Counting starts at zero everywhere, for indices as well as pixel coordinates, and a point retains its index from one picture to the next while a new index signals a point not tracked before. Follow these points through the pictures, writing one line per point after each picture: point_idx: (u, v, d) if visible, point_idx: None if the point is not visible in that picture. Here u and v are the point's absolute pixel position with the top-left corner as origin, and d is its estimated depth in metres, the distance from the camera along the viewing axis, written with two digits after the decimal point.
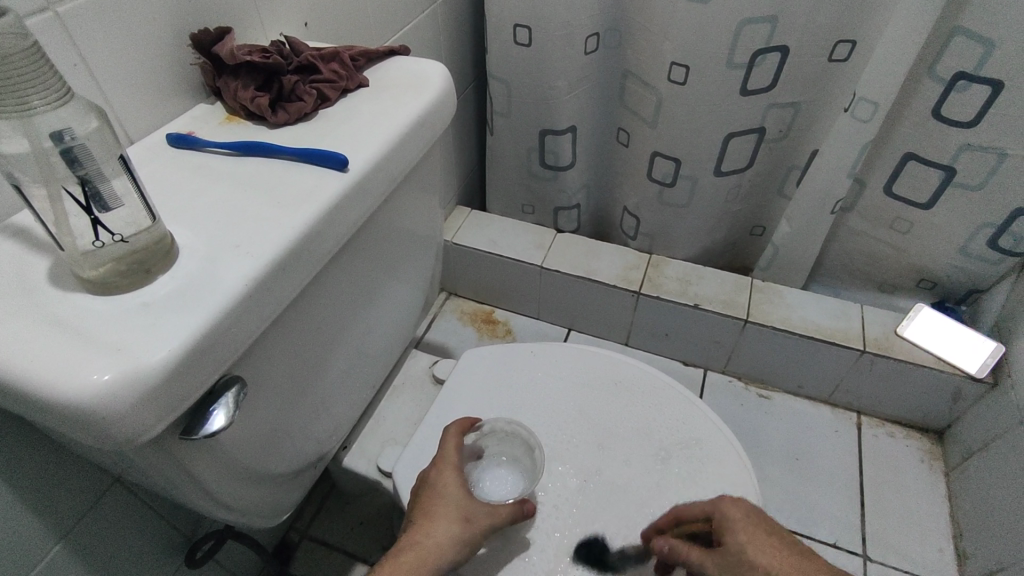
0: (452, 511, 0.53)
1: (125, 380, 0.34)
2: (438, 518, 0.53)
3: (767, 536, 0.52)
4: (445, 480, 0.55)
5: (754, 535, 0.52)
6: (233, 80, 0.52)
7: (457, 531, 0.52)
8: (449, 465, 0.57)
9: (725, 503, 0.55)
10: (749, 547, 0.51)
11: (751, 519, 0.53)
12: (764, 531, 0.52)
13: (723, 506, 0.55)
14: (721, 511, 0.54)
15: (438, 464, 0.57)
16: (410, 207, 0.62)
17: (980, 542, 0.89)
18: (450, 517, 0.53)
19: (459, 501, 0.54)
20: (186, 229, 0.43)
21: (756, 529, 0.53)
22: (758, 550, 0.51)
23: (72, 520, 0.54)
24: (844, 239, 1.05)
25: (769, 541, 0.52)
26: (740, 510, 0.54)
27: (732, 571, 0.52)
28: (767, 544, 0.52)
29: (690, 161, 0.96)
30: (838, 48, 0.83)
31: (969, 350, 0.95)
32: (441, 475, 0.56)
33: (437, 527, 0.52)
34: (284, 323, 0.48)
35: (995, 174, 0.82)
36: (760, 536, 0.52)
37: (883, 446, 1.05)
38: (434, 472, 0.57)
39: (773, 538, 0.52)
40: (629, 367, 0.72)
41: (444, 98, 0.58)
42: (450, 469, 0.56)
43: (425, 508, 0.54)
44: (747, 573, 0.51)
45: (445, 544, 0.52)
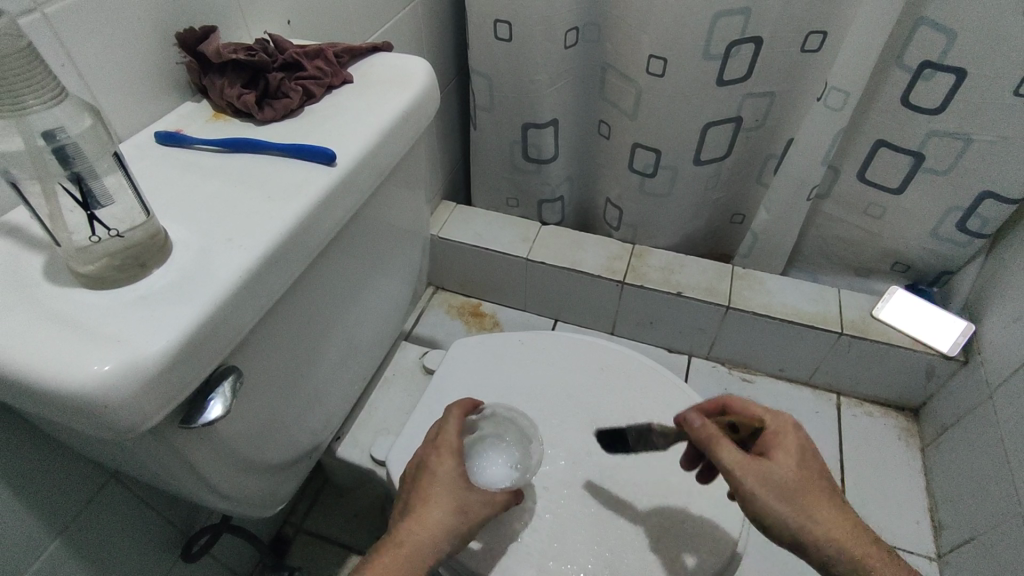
0: (448, 504, 0.53)
1: (127, 370, 0.35)
2: (436, 509, 0.53)
3: (808, 471, 0.55)
4: (443, 468, 0.56)
5: (799, 467, 0.55)
6: (219, 78, 0.53)
7: (453, 523, 0.53)
8: (448, 451, 0.57)
9: (783, 426, 0.57)
10: (792, 473, 0.54)
11: (798, 452, 0.56)
12: (807, 466, 0.55)
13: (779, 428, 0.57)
14: (775, 429, 0.57)
15: (437, 450, 0.57)
16: (397, 201, 0.63)
17: (955, 513, 0.93)
18: (446, 509, 0.53)
19: (456, 492, 0.54)
20: (179, 224, 0.44)
21: (801, 463, 0.55)
22: (800, 480, 0.54)
23: (70, 515, 0.55)
24: (820, 225, 1.08)
25: (810, 474, 0.55)
26: (794, 438, 0.57)
27: (773, 485, 0.53)
28: (809, 479, 0.54)
29: (670, 151, 0.98)
30: (810, 39, 0.85)
31: (941, 329, 0.98)
32: (440, 462, 0.56)
33: (434, 520, 0.52)
34: (278, 315, 0.49)
35: (961, 159, 0.85)
36: (804, 469, 0.55)
37: (862, 425, 1.09)
38: (434, 457, 0.57)
39: (813, 475, 0.55)
40: (614, 353, 0.74)
41: (428, 93, 0.59)
42: (449, 456, 0.56)
43: (422, 498, 0.54)
44: (787, 491, 0.53)
45: (439, 537, 0.52)
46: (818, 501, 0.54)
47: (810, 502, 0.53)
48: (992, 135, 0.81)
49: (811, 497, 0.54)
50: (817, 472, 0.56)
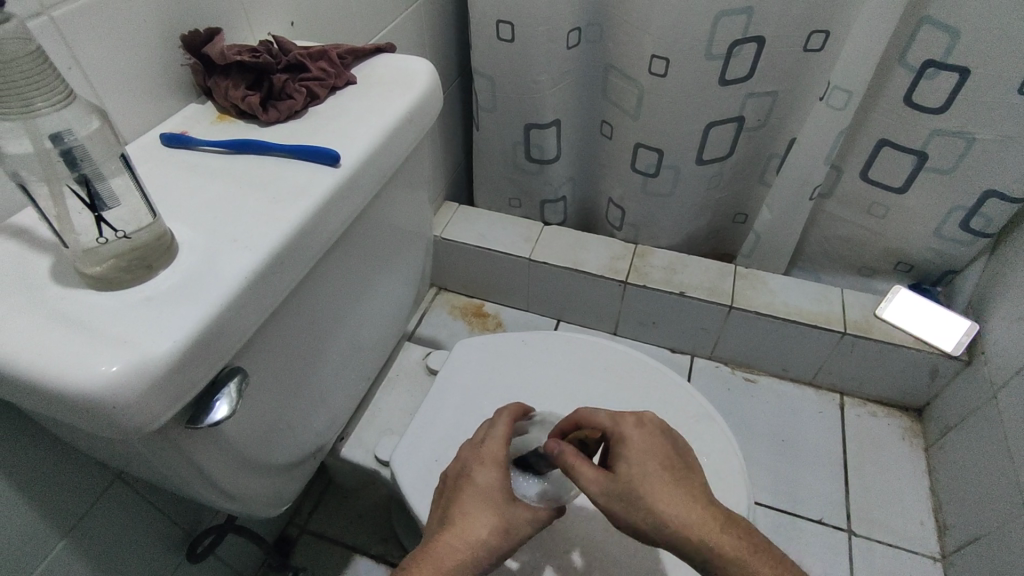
0: (491, 518, 0.51)
1: (134, 370, 0.35)
2: (477, 522, 0.51)
3: (660, 469, 0.51)
4: (486, 479, 0.54)
5: (649, 466, 0.51)
6: (223, 79, 0.53)
7: (493, 540, 0.51)
8: (493, 462, 0.55)
9: (629, 426, 0.53)
10: (641, 478, 0.50)
11: (651, 448, 0.52)
12: (658, 463, 0.51)
13: (627, 429, 0.53)
14: (622, 431, 0.53)
15: (482, 460, 0.55)
16: (400, 202, 0.64)
17: (959, 513, 0.92)
18: (486, 525, 0.51)
19: (498, 507, 0.52)
20: (185, 225, 0.44)
21: (653, 460, 0.51)
22: (651, 483, 0.50)
23: (76, 516, 0.55)
24: (823, 225, 1.08)
25: (663, 474, 0.51)
26: (643, 436, 0.53)
27: (619, 496, 0.50)
28: (662, 478, 0.50)
29: (673, 151, 0.98)
30: (812, 38, 0.85)
31: (945, 329, 0.98)
32: (484, 473, 0.54)
33: (475, 533, 0.51)
34: (283, 316, 0.49)
35: (964, 158, 0.85)
36: (655, 467, 0.51)
37: (866, 425, 1.08)
38: (478, 468, 0.55)
39: (667, 471, 0.51)
40: (617, 353, 0.74)
41: (430, 93, 0.59)
42: (494, 467, 0.54)
43: (463, 509, 0.52)
44: (635, 500, 0.49)
45: (479, 553, 0.50)
46: (671, 501, 0.49)
47: (671, 509, 0.49)
48: (995, 134, 0.81)
49: (670, 504, 0.49)
50: (676, 467, 0.52)
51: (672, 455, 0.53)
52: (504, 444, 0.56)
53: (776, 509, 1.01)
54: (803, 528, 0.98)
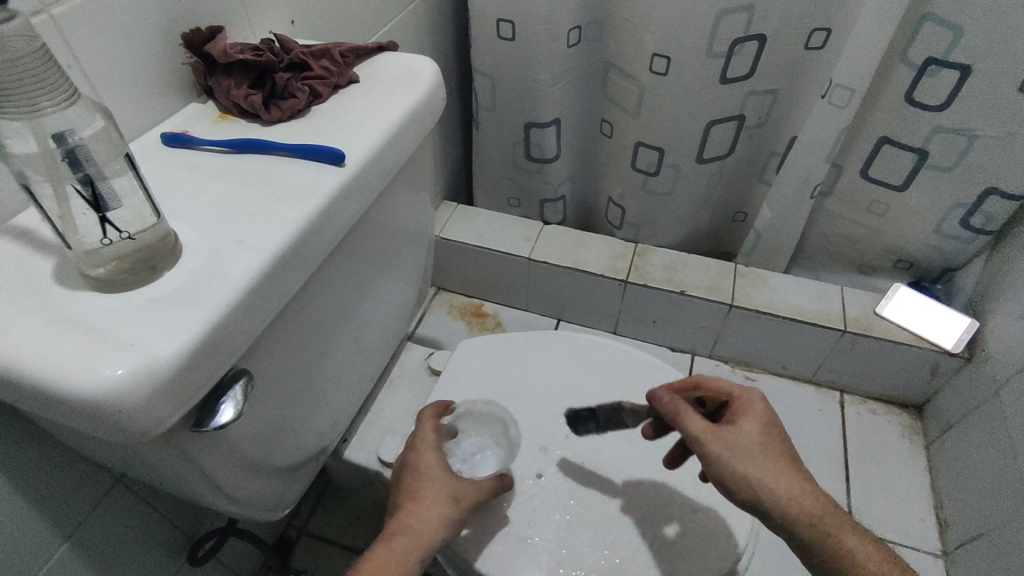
0: (439, 492, 0.53)
1: (141, 373, 0.34)
2: (428, 500, 0.53)
3: (766, 433, 0.56)
4: (425, 461, 0.55)
5: (760, 429, 0.56)
6: (225, 78, 0.53)
7: (446, 511, 0.53)
8: (426, 444, 0.57)
9: (751, 393, 0.59)
10: (752, 434, 0.56)
11: (763, 417, 0.57)
12: (766, 429, 0.56)
13: (750, 395, 0.59)
14: (746, 396, 0.59)
15: (417, 445, 0.57)
16: (403, 201, 0.63)
17: (960, 510, 0.93)
18: (436, 498, 0.53)
19: (444, 481, 0.54)
20: (189, 226, 0.43)
21: (764, 426, 0.57)
22: (754, 440, 0.55)
23: (75, 521, 0.54)
24: (823, 223, 1.08)
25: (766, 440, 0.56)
26: (760, 406, 0.58)
27: (723, 442, 0.55)
28: (765, 441, 0.56)
29: (674, 149, 0.98)
30: (813, 37, 0.85)
31: (945, 326, 0.98)
32: (422, 455, 0.56)
33: (426, 509, 0.52)
34: (288, 317, 0.49)
35: (964, 156, 0.86)
36: (764, 432, 0.56)
37: (866, 423, 1.09)
38: (415, 453, 0.56)
39: (771, 438, 0.56)
40: (620, 352, 0.73)
41: (433, 91, 0.59)
42: (429, 448, 0.56)
43: (411, 491, 0.54)
44: (736, 449, 0.55)
45: (437, 526, 0.52)
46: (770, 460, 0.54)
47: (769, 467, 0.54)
48: (996, 131, 0.81)
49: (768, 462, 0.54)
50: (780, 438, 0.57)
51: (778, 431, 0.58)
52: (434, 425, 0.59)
53: None
54: None
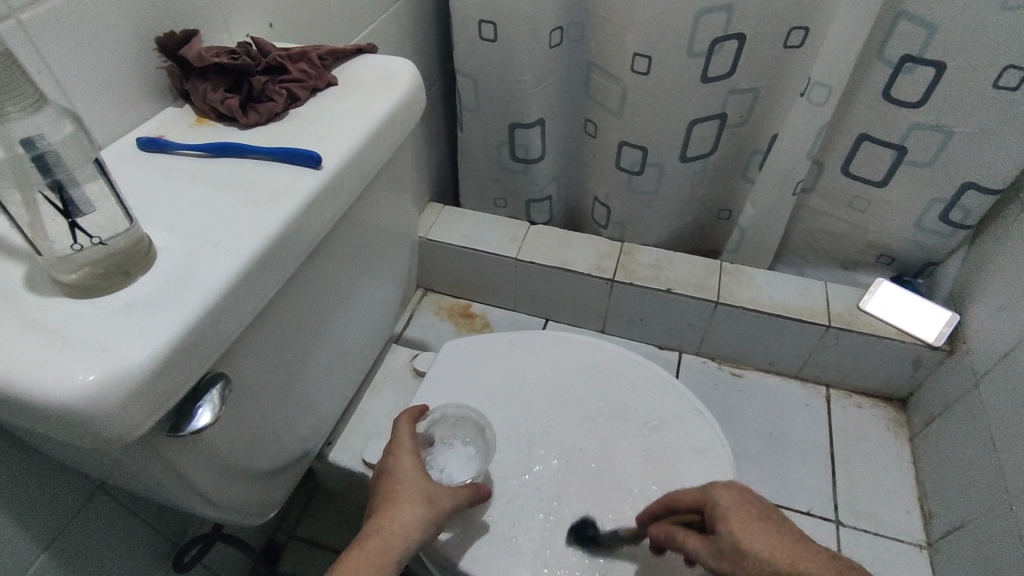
0: (415, 493, 0.53)
1: (112, 378, 0.34)
2: (405, 504, 0.52)
3: (754, 519, 0.51)
4: (405, 465, 0.55)
5: (746, 518, 0.51)
6: (202, 82, 0.52)
7: (421, 513, 0.52)
8: (407, 449, 0.57)
9: (716, 488, 0.54)
10: (741, 532, 0.50)
11: (740, 506, 0.52)
12: (750, 516, 0.51)
13: (715, 493, 0.54)
14: (712, 498, 0.53)
15: (394, 450, 0.56)
16: (384, 203, 0.63)
17: (943, 501, 0.94)
18: (411, 501, 0.52)
19: (421, 486, 0.54)
20: (164, 230, 0.43)
21: (748, 513, 0.52)
22: (749, 533, 0.50)
23: (56, 529, 0.54)
24: (807, 219, 1.09)
25: (759, 529, 0.50)
26: (731, 497, 0.53)
27: (726, 559, 0.50)
28: (758, 529, 0.50)
29: (657, 148, 0.99)
30: (791, 35, 0.86)
31: (927, 320, 1.00)
32: (398, 460, 0.55)
33: (402, 510, 0.51)
34: (267, 321, 0.49)
35: (942, 150, 0.87)
36: (751, 520, 0.51)
37: (852, 417, 1.10)
38: (392, 458, 0.56)
39: (762, 521, 0.51)
40: (604, 350, 0.74)
41: (412, 93, 0.59)
42: (408, 452, 0.56)
43: (388, 493, 0.53)
44: (739, 557, 0.49)
45: (413, 529, 0.51)
46: (772, 545, 0.49)
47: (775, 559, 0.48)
48: (971, 127, 0.83)
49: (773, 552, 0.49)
50: (769, 517, 0.52)
51: (762, 507, 0.53)
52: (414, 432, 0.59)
53: None
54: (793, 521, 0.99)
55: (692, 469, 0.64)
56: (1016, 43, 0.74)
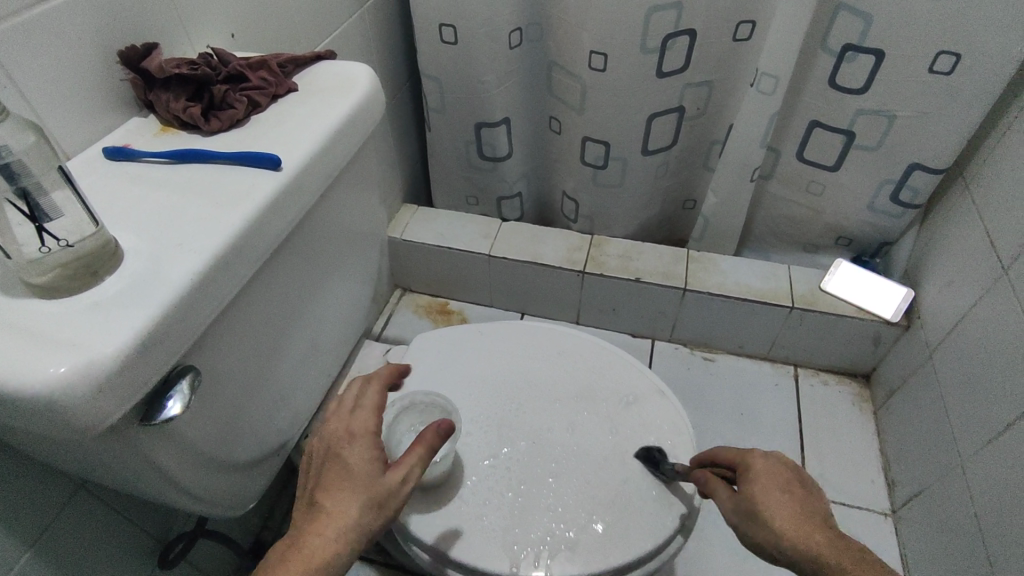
0: (362, 494, 0.50)
1: (82, 370, 0.37)
2: (351, 500, 0.50)
3: (779, 488, 0.54)
4: (359, 454, 0.52)
5: (772, 485, 0.54)
6: (164, 92, 0.55)
7: (365, 517, 0.49)
8: (365, 433, 0.53)
9: (754, 454, 0.57)
10: (762, 494, 0.53)
11: (773, 472, 0.55)
12: (779, 484, 0.54)
13: (751, 455, 0.57)
14: (749, 458, 0.57)
15: (352, 438, 0.53)
16: (348, 203, 0.66)
17: (905, 469, 0.98)
18: (358, 502, 0.50)
19: (371, 481, 0.51)
20: (129, 233, 0.46)
21: (777, 482, 0.54)
22: (769, 497, 0.53)
23: (40, 527, 0.56)
24: (768, 206, 1.13)
25: (782, 494, 0.53)
26: (767, 463, 0.55)
27: (743, 510, 0.54)
28: (781, 498, 0.53)
29: (619, 142, 1.02)
30: (740, 29, 0.89)
31: (884, 297, 1.04)
32: (353, 451, 0.52)
33: (346, 512, 0.49)
34: (234, 317, 0.51)
35: (887, 134, 0.91)
36: (777, 488, 0.54)
37: (819, 394, 1.14)
38: (347, 446, 0.53)
39: (788, 492, 0.53)
40: (570, 336, 0.77)
41: (370, 96, 0.62)
42: (365, 439, 0.53)
43: (333, 487, 0.50)
44: (751, 515, 0.53)
45: (357, 531, 0.49)
46: (787, 514, 0.51)
47: (782, 522, 0.51)
48: (913, 110, 0.87)
49: (784, 517, 0.51)
50: (794, 489, 0.54)
51: (796, 481, 0.55)
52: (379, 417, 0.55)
53: None
54: None
55: (653, 444, 0.67)
56: (946, 30, 0.78)
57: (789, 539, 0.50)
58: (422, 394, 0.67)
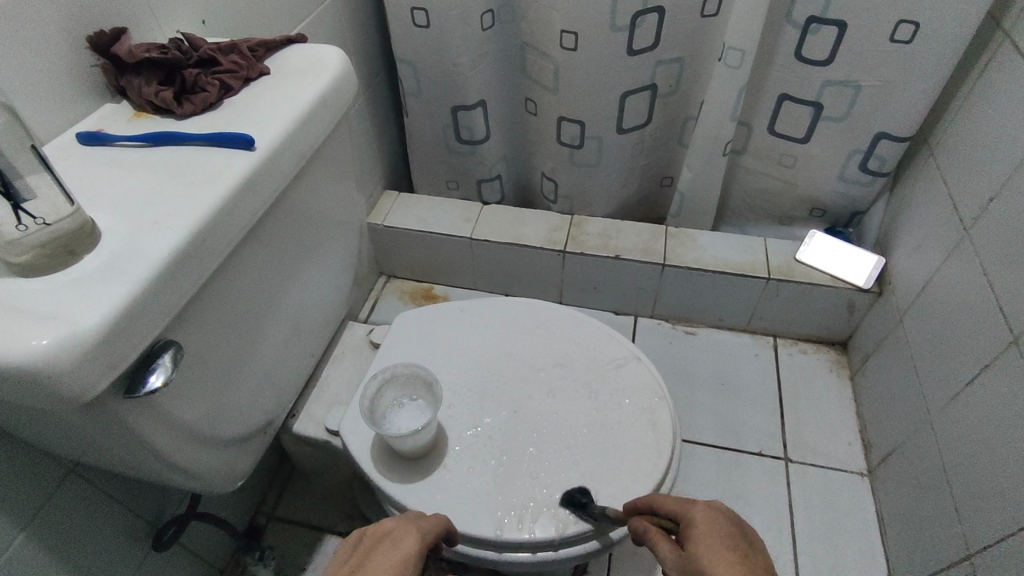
0: None
1: (65, 341, 0.38)
2: None
3: (723, 545, 0.50)
4: (404, 549, 0.51)
5: (714, 540, 0.50)
6: (136, 77, 0.56)
7: None
8: (417, 532, 0.53)
9: (695, 507, 0.53)
10: (705, 551, 0.49)
11: (716, 526, 0.51)
12: (723, 541, 0.50)
13: (693, 509, 0.53)
14: (691, 514, 0.53)
15: (408, 530, 0.53)
16: (323, 184, 0.67)
17: (879, 430, 1.01)
18: None
19: None
20: (107, 213, 0.47)
21: (719, 536, 0.50)
22: (714, 554, 0.49)
23: (34, 508, 0.57)
24: (742, 180, 1.15)
25: (725, 550, 0.49)
26: (709, 517, 0.52)
27: (688, 570, 0.50)
28: (724, 553, 0.49)
29: (593, 121, 1.03)
30: (708, 4, 0.91)
31: (857, 265, 1.06)
32: (404, 540, 0.52)
33: None
34: (213, 294, 0.52)
35: (853, 105, 0.94)
36: (719, 544, 0.50)
37: (797, 363, 1.17)
38: (399, 536, 0.53)
39: (731, 549, 0.50)
40: (548, 310, 0.78)
41: (342, 78, 0.63)
42: (414, 536, 0.53)
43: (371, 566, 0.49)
44: (696, 573, 0.49)
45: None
46: (733, 570, 0.47)
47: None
48: (877, 80, 0.89)
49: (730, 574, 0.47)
50: (739, 545, 0.50)
51: (739, 536, 0.51)
52: (432, 524, 0.55)
53: (719, 447, 1.08)
54: (745, 463, 1.06)
55: (630, 409, 0.69)
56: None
57: None
58: (402, 364, 0.69)
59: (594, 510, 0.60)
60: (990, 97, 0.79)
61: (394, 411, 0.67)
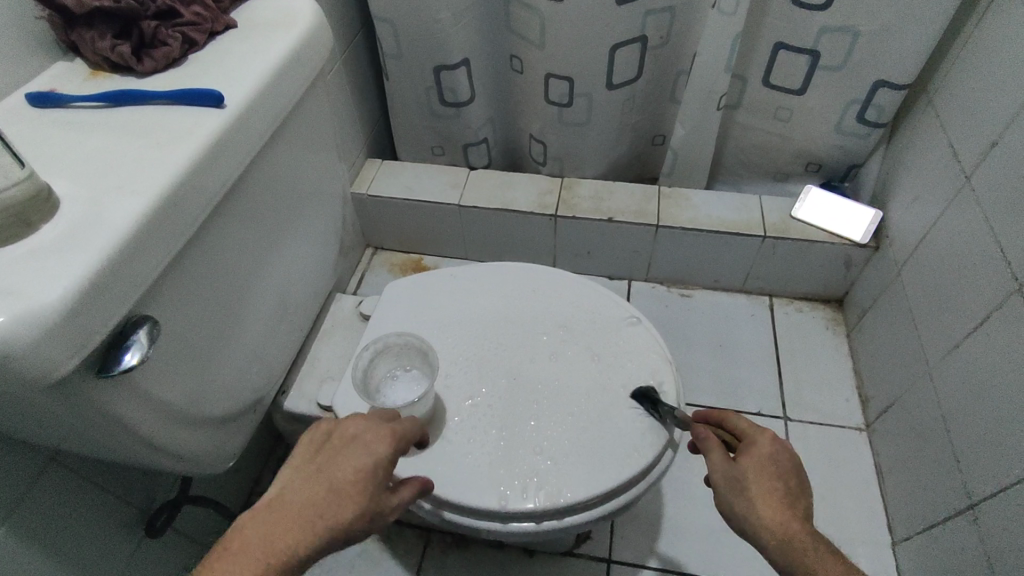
0: (358, 497, 0.47)
1: (25, 315, 0.35)
2: (349, 501, 0.47)
3: (778, 479, 0.51)
4: (371, 456, 0.49)
5: (767, 470, 0.51)
6: (87, 30, 0.51)
7: (350, 526, 0.47)
8: (387, 439, 0.50)
9: (764, 435, 0.53)
10: (755, 475, 0.51)
11: (776, 461, 0.52)
12: (777, 475, 0.51)
13: (761, 436, 0.53)
14: (756, 437, 0.53)
15: (378, 432, 0.51)
16: (300, 148, 0.63)
17: (877, 385, 1.01)
18: (349, 506, 0.47)
19: (377, 489, 0.49)
20: (66, 179, 0.43)
21: (772, 469, 0.51)
22: (763, 481, 0.50)
23: (14, 499, 0.54)
24: (736, 136, 1.12)
25: (776, 484, 0.50)
26: (772, 449, 0.52)
27: (730, 477, 0.52)
28: (772, 485, 0.50)
29: (582, 77, 0.99)
30: None
31: (853, 219, 1.04)
32: (372, 445, 0.50)
33: (335, 510, 0.46)
34: (188, 265, 0.49)
35: (852, 52, 0.90)
36: (771, 476, 0.51)
37: (794, 321, 1.16)
38: (369, 437, 0.51)
39: (782, 483, 0.51)
40: (544, 273, 0.75)
41: (315, 30, 0.58)
42: (384, 444, 0.50)
43: (333, 472, 0.48)
44: (740, 487, 0.51)
45: (331, 537, 0.46)
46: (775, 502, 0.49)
47: (766, 508, 0.49)
48: (876, 24, 0.86)
49: (768, 505, 0.49)
50: (789, 483, 0.51)
51: (792, 474, 0.52)
52: (405, 430, 0.53)
53: (717, 408, 1.07)
54: None
55: (634, 371, 0.67)
56: None
57: (768, 528, 0.48)
58: (394, 334, 0.66)
59: (662, 408, 0.62)
60: (993, 37, 0.76)
61: (388, 384, 0.64)
